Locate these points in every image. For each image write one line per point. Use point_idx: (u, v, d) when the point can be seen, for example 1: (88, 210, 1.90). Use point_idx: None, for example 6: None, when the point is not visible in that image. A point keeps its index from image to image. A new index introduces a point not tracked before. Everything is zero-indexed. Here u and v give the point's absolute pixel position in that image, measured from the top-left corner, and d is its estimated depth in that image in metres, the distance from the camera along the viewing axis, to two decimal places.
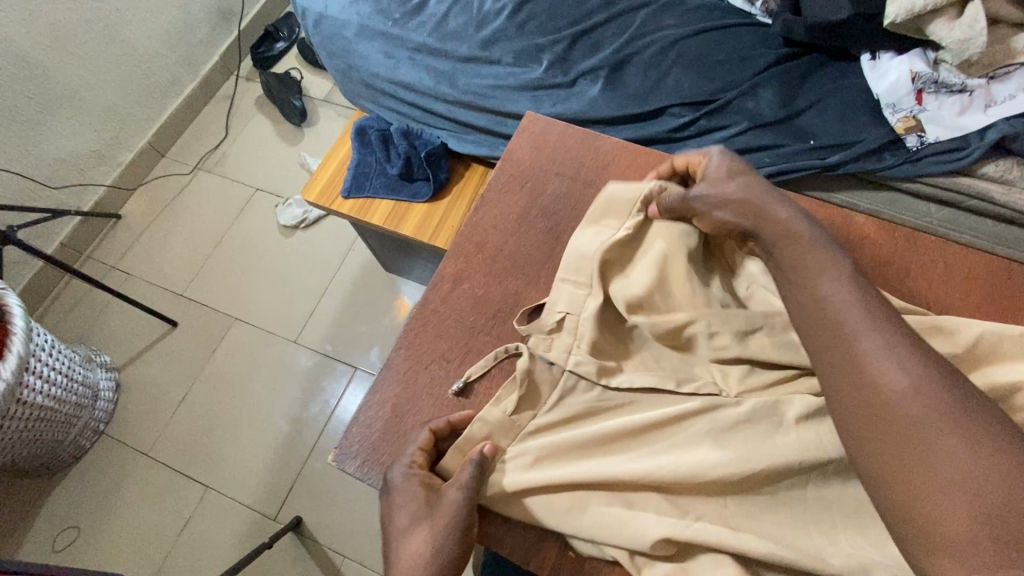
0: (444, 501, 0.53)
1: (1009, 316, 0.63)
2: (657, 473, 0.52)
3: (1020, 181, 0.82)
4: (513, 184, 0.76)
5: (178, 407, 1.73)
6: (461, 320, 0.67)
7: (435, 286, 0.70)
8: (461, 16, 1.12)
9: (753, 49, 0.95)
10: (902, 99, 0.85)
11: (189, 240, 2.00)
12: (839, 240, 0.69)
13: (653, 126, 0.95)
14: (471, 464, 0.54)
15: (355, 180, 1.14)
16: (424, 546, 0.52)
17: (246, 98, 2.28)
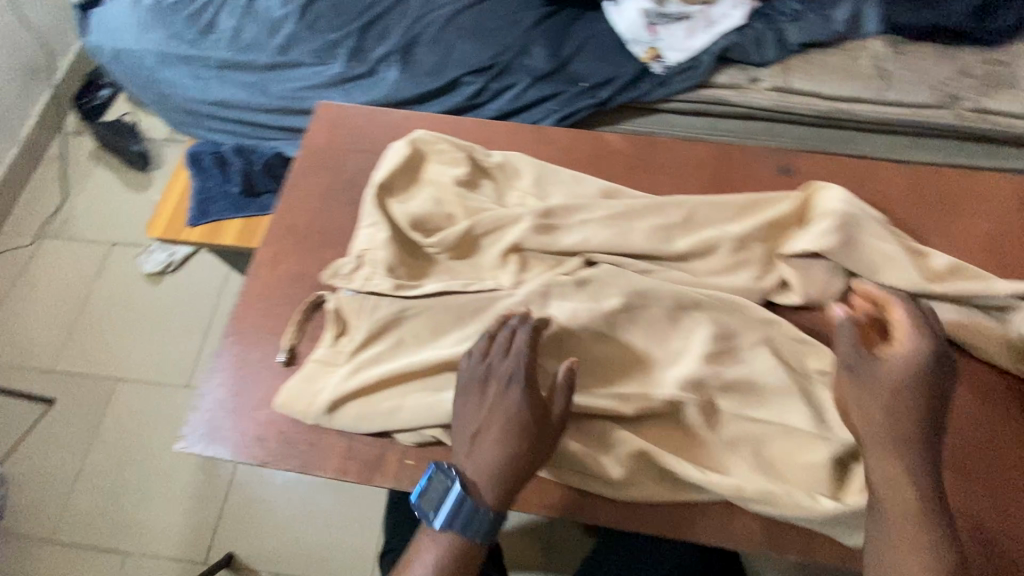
0: (518, 365, 0.61)
1: (727, 188, 0.79)
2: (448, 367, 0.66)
3: (745, 84, 1.00)
4: (314, 168, 0.83)
5: (74, 486, 1.63)
6: (283, 298, 0.73)
7: (255, 275, 0.75)
8: (253, 26, 1.15)
9: (520, 13, 1.07)
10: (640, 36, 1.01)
11: (47, 314, 1.87)
12: (596, 159, 0.83)
13: (452, 96, 1.04)
14: (525, 331, 0.63)
15: (199, 208, 1.13)
16: (509, 414, 0.60)
17: (80, 154, 2.14)
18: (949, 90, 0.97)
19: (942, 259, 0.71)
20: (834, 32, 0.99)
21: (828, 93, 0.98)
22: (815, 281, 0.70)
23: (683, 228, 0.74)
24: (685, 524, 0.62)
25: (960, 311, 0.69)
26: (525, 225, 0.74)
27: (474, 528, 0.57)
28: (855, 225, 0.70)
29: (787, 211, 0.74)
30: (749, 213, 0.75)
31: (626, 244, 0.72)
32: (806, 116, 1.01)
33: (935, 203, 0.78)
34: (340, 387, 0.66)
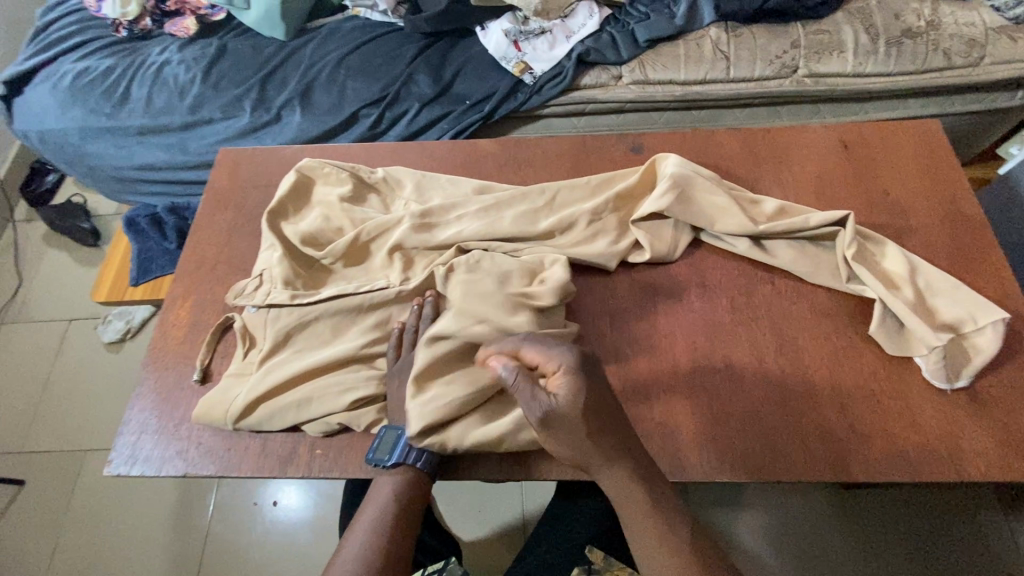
0: None
1: (587, 170, 0.89)
2: (347, 359, 0.74)
3: (609, 81, 1.12)
4: (219, 207, 0.91)
5: (50, 562, 1.64)
6: (196, 325, 0.81)
7: (170, 308, 0.83)
8: (163, 93, 1.25)
9: (402, 48, 1.19)
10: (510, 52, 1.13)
11: (11, 397, 1.90)
12: (472, 163, 0.93)
13: (352, 129, 1.15)
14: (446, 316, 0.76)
15: (142, 266, 1.20)
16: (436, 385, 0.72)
17: (31, 239, 2.21)
18: (786, 60, 1.09)
19: (769, 202, 0.81)
20: (677, 25, 1.11)
21: (682, 78, 1.10)
22: (662, 239, 0.81)
23: (546, 210, 0.84)
24: (573, 463, 0.69)
25: (792, 244, 0.79)
26: (405, 228, 0.83)
27: (422, 467, 0.68)
28: (689, 184, 0.81)
29: (633, 182, 0.84)
30: (602, 190, 0.85)
31: (496, 230, 0.82)
32: (668, 101, 1.13)
33: (769, 157, 0.89)
34: (249, 393, 0.72)
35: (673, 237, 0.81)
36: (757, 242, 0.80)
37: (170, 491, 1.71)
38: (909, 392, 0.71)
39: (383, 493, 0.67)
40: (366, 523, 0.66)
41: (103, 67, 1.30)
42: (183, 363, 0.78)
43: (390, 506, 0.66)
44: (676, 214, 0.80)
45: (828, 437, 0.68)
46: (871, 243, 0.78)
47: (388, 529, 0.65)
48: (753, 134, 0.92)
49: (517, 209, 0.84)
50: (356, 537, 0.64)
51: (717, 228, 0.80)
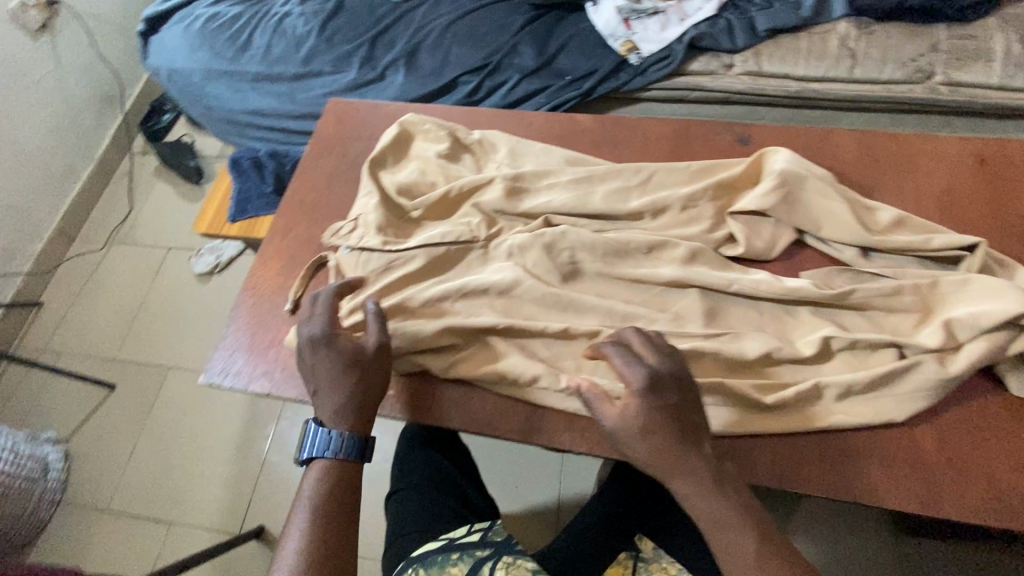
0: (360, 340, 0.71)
1: (689, 155, 0.87)
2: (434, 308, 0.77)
3: (718, 69, 1.07)
4: (324, 152, 0.96)
5: (129, 460, 1.82)
6: (293, 258, 0.86)
7: (271, 239, 0.88)
8: (281, 42, 1.33)
9: (509, 18, 1.20)
10: (621, 29, 1.11)
11: (112, 310, 2.10)
12: (570, 135, 0.92)
13: (450, 95, 1.16)
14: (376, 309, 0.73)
15: (239, 206, 1.28)
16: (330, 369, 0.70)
17: (144, 170, 2.42)
18: (920, 65, 1.01)
19: (886, 211, 0.76)
20: (802, 17, 1.07)
21: (798, 74, 1.04)
22: (760, 235, 0.77)
23: (641, 190, 0.82)
24: None
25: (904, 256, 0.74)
26: (498, 191, 0.84)
27: (346, 455, 0.68)
28: (797, 182, 0.77)
29: (735, 173, 0.81)
30: (703, 178, 0.82)
31: (587, 205, 0.81)
32: (783, 95, 1.06)
33: (890, 163, 0.83)
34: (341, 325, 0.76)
35: (774, 235, 0.77)
36: (866, 252, 0.75)
37: (237, 416, 1.85)
38: (1018, 432, 0.65)
39: (313, 489, 0.67)
40: (302, 516, 0.65)
41: (231, 14, 1.39)
42: (277, 291, 0.84)
43: (322, 499, 0.66)
44: (780, 212, 0.77)
45: (918, 466, 0.64)
46: (998, 268, 0.72)
47: (325, 525, 0.65)
48: (876, 137, 0.85)
49: (612, 186, 0.82)
50: (292, 536, 0.64)
51: (821, 230, 0.76)
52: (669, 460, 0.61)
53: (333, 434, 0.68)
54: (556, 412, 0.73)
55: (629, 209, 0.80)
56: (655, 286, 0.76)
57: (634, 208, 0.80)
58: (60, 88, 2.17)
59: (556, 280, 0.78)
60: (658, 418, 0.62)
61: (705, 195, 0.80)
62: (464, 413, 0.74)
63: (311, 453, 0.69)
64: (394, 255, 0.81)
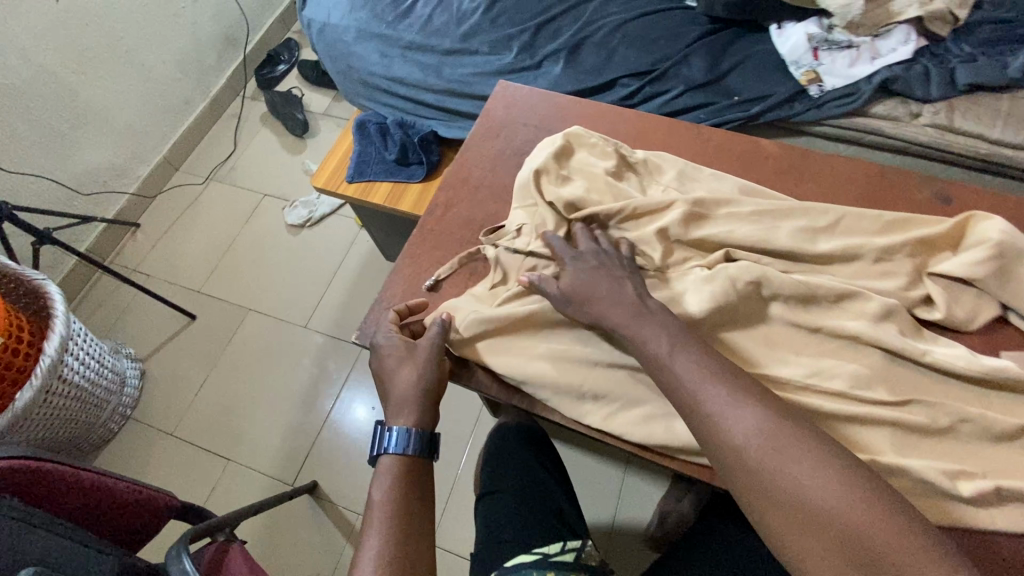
0: (425, 355, 0.72)
1: (878, 203, 0.82)
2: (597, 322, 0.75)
3: (903, 117, 1.01)
4: (490, 134, 0.95)
5: (199, 390, 1.87)
6: (453, 234, 0.86)
7: (432, 210, 0.88)
8: (444, 16, 1.36)
9: (685, 28, 1.18)
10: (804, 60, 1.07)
11: (203, 244, 2.17)
12: (749, 159, 0.88)
13: (607, 94, 1.13)
14: (439, 321, 0.75)
15: (357, 168, 1.29)
16: (412, 386, 0.70)
17: (252, 115, 2.48)
18: None
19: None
20: (1011, 76, 0.98)
21: (994, 136, 0.96)
22: (956, 305, 0.72)
23: (828, 233, 0.78)
24: None
25: None
26: (676, 214, 0.80)
27: (414, 450, 0.68)
28: (1012, 255, 0.71)
29: (938, 233, 0.75)
30: (899, 231, 0.77)
31: (770, 238, 0.77)
32: (968, 156, 0.98)
33: None
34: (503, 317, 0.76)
35: (969, 307, 0.73)
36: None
37: (305, 370, 1.88)
38: None
39: (382, 487, 0.65)
40: (377, 519, 0.63)
41: None
42: (434, 265, 0.84)
43: (395, 499, 0.64)
44: (985, 284, 0.72)
45: None
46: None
47: (402, 529, 0.62)
48: None
49: (798, 223, 0.78)
50: (368, 540, 0.61)
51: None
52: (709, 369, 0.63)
53: (406, 433, 0.67)
54: None
55: (815, 252, 0.76)
56: (835, 336, 0.72)
57: (819, 252, 0.76)
58: (194, 23, 2.25)
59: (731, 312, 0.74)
60: (594, 281, 0.72)
61: (901, 251, 0.75)
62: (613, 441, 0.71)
63: (380, 450, 0.68)
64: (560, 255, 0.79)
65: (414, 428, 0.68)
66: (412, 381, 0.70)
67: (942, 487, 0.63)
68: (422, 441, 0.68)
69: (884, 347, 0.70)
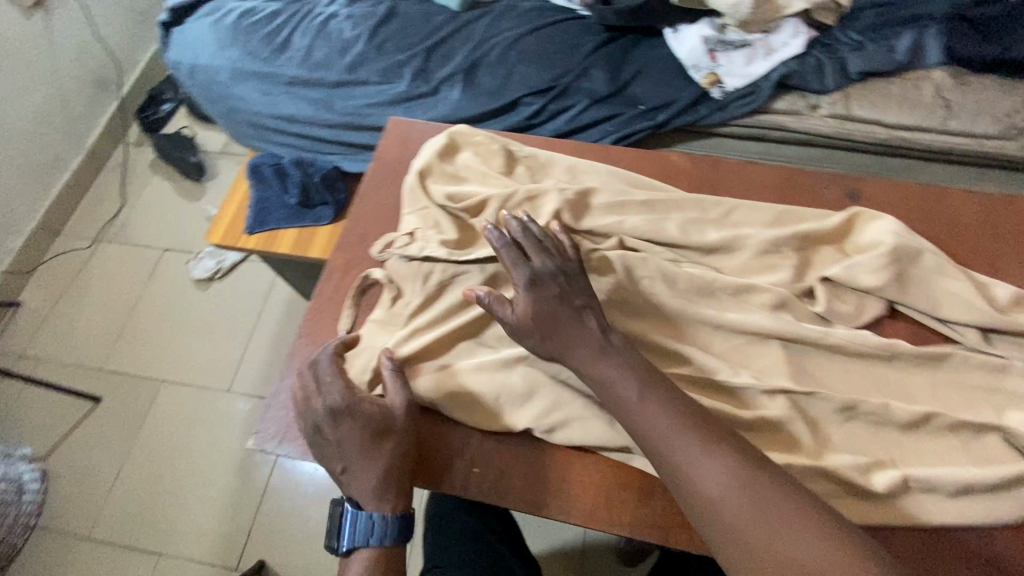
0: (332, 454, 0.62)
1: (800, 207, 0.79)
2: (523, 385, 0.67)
3: (804, 110, 1.01)
4: (386, 178, 0.86)
5: (116, 482, 1.66)
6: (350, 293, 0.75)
7: (328, 274, 0.79)
8: (325, 46, 1.23)
9: (580, 38, 1.12)
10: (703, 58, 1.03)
11: (100, 314, 1.94)
12: (661, 176, 0.84)
13: (510, 116, 1.07)
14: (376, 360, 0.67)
15: (257, 217, 1.16)
16: None
17: (140, 163, 2.25)
18: (1015, 121, 0.96)
19: (1008, 289, 0.70)
20: (899, 60, 1.01)
21: (890, 121, 0.99)
22: (880, 309, 0.71)
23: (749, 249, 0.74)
24: None
25: None
26: (569, 202, 0.76)
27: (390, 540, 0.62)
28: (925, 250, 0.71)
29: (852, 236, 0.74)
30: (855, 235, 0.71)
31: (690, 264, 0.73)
32: (868, 142, 1.00)
33: (1007, 230, 0.78)
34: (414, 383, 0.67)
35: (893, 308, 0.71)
36: (988, 335, 0.68)
37: (236, 439, 1.71)
38: None
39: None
40: None
41: (268, 10, 1.27)
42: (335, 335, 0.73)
43: None
44: (904, 284, 0.70)
45: None
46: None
47: None
48: (990, 201, 0.80)
49: (719, 242, 0.74)
50: None
51: (943, 304, 0.69)
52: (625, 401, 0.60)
53: (377, 520, 0.61)
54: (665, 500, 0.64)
55: (739, 271, 0.73)
56: (770, 356, 0.67)
57: (742, 270, 0.73)
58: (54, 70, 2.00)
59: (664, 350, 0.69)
60: (551, 310, 0.63)
61: (819, 259, 0.74)
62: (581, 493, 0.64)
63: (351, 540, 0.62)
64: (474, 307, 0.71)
65: (392, 515, 0.62)
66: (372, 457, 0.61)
67: (897, 510, 0.60)
68: (392, 531, 0.62)
69: (820, 363, 0.67)
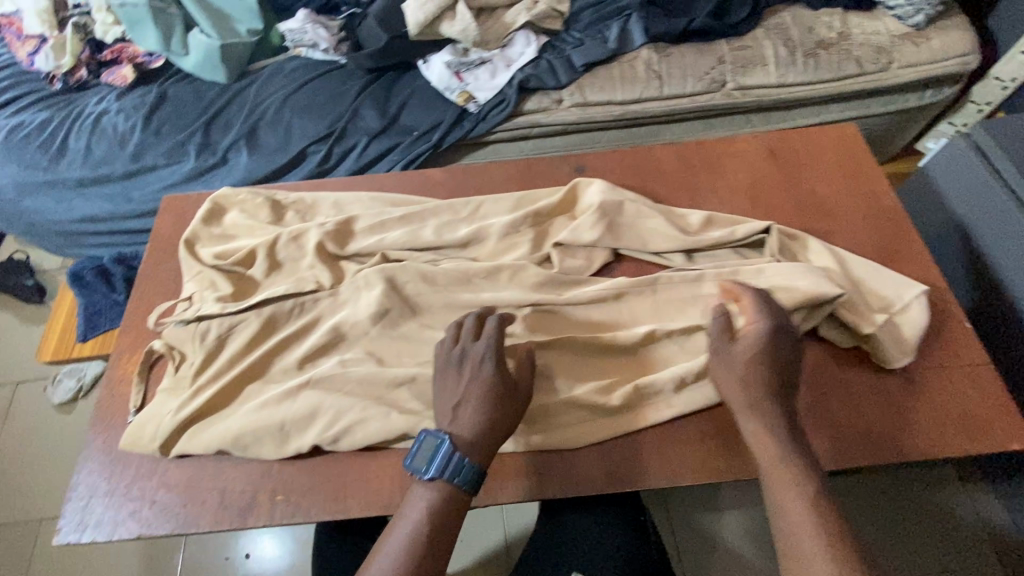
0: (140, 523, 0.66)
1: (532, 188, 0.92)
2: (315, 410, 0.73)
3: (550, 105, 1.16)
4: (166, 255, 0.90)
5: None
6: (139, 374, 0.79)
7: (116, 362, 0.81)
8: (103, 143, 1.24)
9: (347, 84, 1.21)
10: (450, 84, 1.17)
11: None
12: (421, 191, 0.95)
13: (302, 166, 1.15)
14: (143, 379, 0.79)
15: (88, 322, 1.15)
16: None
17: None
18: (712, 76, 1.16)
19: (695, 214, 0.85)
20: (611, 49, 1.17)
21: (619, 98, 1.15)
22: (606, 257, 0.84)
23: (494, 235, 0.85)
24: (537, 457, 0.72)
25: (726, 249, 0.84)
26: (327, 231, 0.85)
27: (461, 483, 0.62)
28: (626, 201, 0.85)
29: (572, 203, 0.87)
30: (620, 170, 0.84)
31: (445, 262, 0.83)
32: (609, 119, 1.18)
33: (704, 164, 0.94)
34: (206, 439, 0.72)
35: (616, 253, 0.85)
36: (690, 255, 0.84)
37: None
38: (847, 382, 0.75)
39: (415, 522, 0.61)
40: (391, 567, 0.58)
41: (38, 121, 1.27)
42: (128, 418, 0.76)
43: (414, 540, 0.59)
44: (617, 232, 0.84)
45: None
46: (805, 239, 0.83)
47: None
48: (687, 146, 0.97)
49: (466, 237, 0.85)
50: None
51: (650, 240, 0.83)
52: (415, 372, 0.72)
53: (458, 456, 0.63)
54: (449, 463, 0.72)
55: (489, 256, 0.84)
56: (521, 321, 0.78)
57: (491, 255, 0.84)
58: None
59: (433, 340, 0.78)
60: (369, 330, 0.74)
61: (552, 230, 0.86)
62: (379, 476, 0.71)
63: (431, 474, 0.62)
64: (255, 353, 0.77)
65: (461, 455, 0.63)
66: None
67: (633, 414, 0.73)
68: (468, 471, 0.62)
69: (562, 313, 0.79)
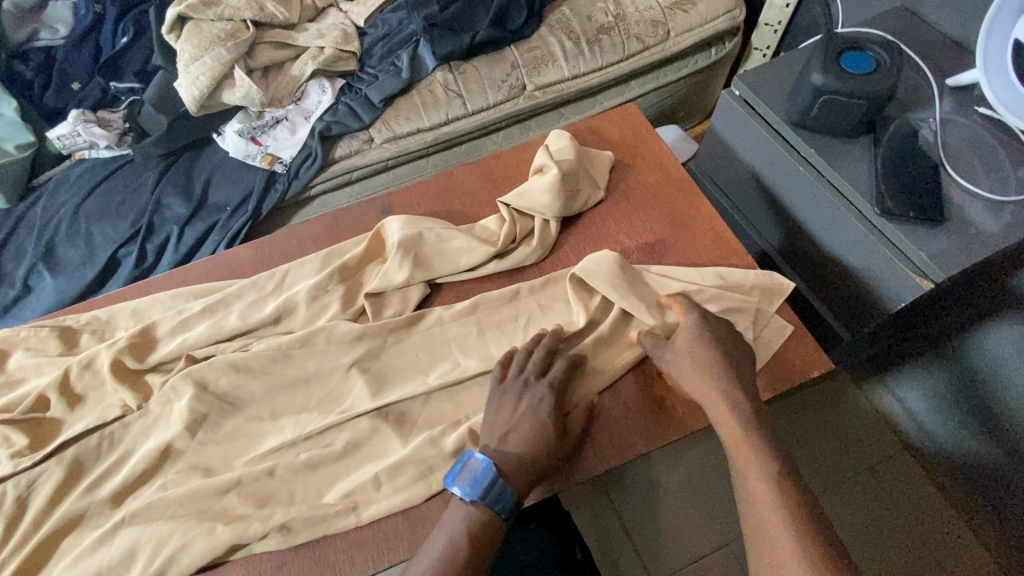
0: None
1: (652, 141, 0.70)
2: None
3: (722, 40, 0.93)
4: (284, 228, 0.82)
5: None
6: (210, 364, 0.56)
7: (180, 355, 0.58)
8: None
9: None
10: None
11: None
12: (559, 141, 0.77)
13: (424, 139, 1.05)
14: (173, 376, 0.56)
15: None
16: None
17: None
18: None
19: (933, 140, 0.64)
20: None
21: (803, 19, 0.94)
22: (828, 197, 0.64)
23: (659, 187, 0.66)
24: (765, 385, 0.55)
25: (985, 190, 0.60)
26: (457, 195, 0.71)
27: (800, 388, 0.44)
28: (839, 135, 0.64)
29: (767, 133, 0.68)
30: (867, 67, 0.59)
31: (600, 219, 0.65)
32: (787, 41, 0.98)
33: (954, 68, 0.68)
34: (326, 439, 0.53)
35: (833, 197, 0.64)
36: (943, 192, 0.61)
37: None
38: None
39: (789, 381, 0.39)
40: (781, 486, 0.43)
41: None
42: (206, 425, 0.54)
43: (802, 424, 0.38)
44: (830, 177, 0.63)
45: None
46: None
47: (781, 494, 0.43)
48: (923, 49, 0.70)
49: (623, 187, 0.67)
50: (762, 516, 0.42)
51: (875, 177, 0.61)
52: (568, 325, 0.57)
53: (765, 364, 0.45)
54: (646, 432, 0.53)
55: (654, 213, 0.65)
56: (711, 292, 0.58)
57: (658, 215, 0.64)
58: None
59: (592, 303, 0.59)
60: (457, 262, 0.60)
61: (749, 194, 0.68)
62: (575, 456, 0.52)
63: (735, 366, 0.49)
64: (380, 329, 0.57)
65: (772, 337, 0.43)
66: (528, 441, 0.49)
67: None
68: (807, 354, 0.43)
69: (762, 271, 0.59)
